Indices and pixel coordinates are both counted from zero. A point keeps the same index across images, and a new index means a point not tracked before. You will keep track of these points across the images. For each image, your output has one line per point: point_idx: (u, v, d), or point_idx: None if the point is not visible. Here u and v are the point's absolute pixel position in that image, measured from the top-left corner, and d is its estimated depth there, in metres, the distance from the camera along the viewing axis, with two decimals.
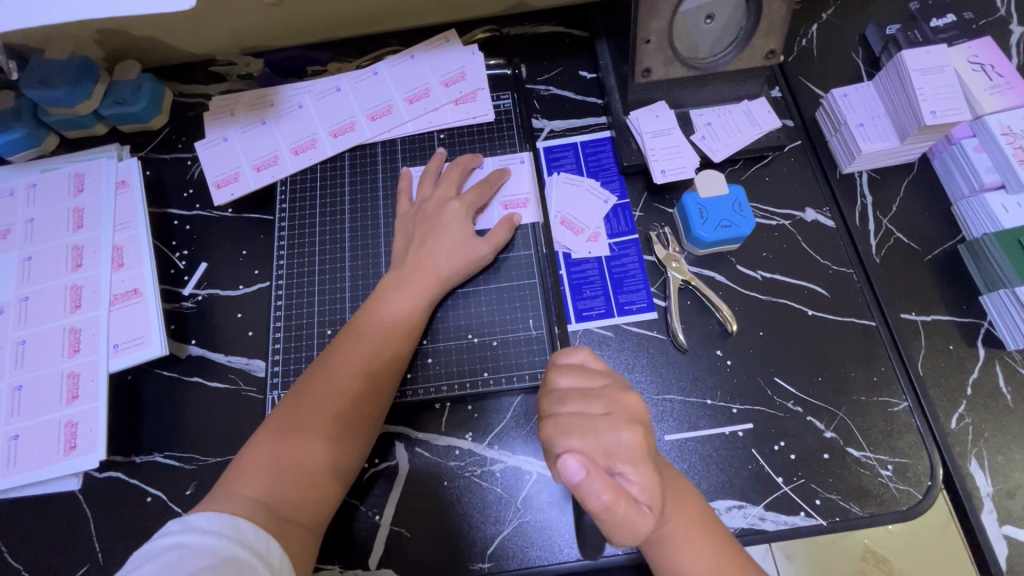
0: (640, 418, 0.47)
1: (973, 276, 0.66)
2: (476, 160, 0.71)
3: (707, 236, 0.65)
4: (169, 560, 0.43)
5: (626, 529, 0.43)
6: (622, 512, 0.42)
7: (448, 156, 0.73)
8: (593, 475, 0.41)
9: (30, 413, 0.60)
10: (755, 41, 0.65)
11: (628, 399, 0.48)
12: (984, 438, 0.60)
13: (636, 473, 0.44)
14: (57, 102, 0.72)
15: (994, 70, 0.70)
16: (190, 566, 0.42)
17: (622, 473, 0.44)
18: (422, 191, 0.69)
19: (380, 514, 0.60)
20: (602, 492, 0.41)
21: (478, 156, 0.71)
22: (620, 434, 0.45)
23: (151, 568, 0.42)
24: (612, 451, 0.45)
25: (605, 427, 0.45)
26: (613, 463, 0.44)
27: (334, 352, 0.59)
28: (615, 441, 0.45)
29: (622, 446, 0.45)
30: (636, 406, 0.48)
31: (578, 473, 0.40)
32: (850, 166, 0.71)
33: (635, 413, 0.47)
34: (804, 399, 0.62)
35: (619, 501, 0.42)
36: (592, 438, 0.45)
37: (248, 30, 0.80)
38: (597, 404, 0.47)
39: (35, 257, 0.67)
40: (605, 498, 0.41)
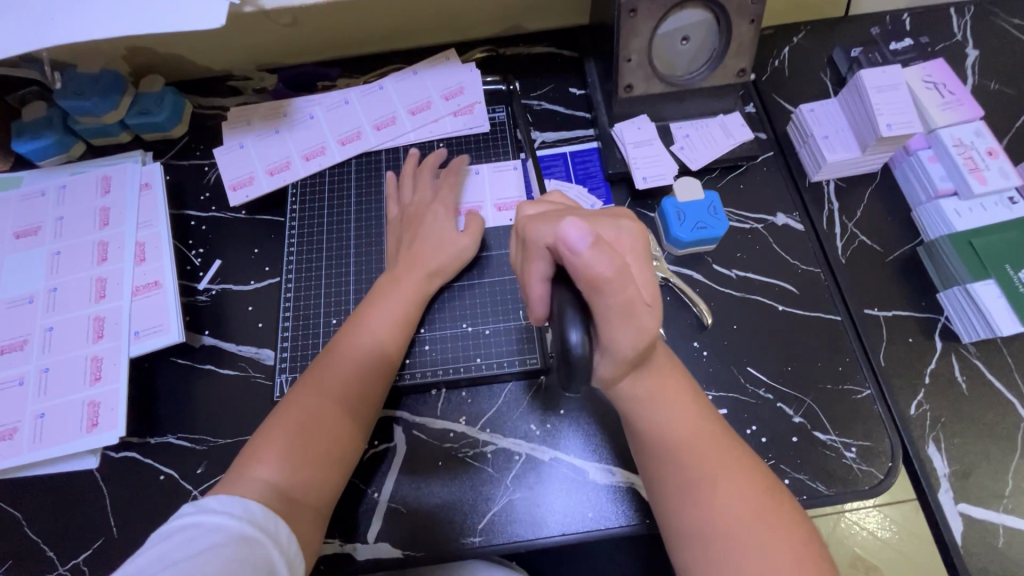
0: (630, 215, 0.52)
1: (931, 275, 0.71)
2: (458, 166, 0.76)
3: (684, 237, 0.71)
4: (186, 537, 0.47)
5: (629, 322, 0.43)
6: (628, 293, 0.41)
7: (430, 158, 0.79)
8: (597, 245, 0.40)
9: (55, 393, 0.65)
10: (726, 61, 0.72)
11: (617, 211, 0.52)
12: (940, 423, 0.64)
13: (638, 264, 0.47)
14: (88, 111, 0.78)
15: (945, 89, 0.76)
16: (205, 543, 0.46)
17: (631, 263, 0.47)
18: (403, 192, 0.75)
19: (379, 492, 0.65)
20: (605, 259, 0.40)
21: (464, 158, 0.77)
22: (619, 224, 0.49)
23: (169, 545, 0.46)
24: (616, 239, 0.48)
25: (604, 220, 0.49)
26: (622, 250, 0.48)
27: (336, 345, 0.64)
28: (618, 231, 0.48)
29: (623, 235, 0.48)
30: (623, 211, 0.52)
31: (581, 240, 0.40)
32: (817, 175, 0.76)
33: (631, 219, 0.50)
34: (774, 386, 0.67)
35: (620, 271, 0.41)
36: (593, 225, 0.48)
37: (265, 48, 0.87)
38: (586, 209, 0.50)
39: (63, 252, 0.73)
40: (607, 265, 0.40)
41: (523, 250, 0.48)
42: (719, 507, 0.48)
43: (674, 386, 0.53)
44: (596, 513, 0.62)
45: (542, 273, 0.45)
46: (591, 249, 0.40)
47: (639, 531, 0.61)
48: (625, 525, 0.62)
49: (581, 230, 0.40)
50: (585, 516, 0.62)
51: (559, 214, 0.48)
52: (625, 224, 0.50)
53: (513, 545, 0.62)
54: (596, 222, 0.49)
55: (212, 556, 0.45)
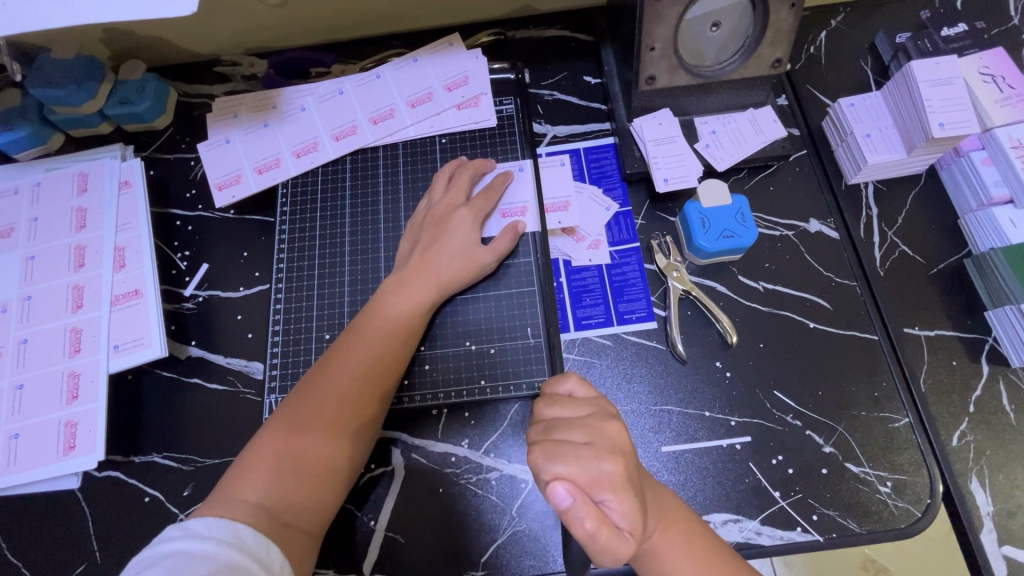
0: (621, 448, 0.46)
1: (979, 292, 0.65)
2: (487, 165, 0.70)
3: (709, 246, 0.65)
4: (170, 565, 0.42)
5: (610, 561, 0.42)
6: (606, 541, 0.41)
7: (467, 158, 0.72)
8: (579, 500, 0.41)
9: (31, 412, 0.61)
10: (761, 50, 0.64)
11: (610, 427, 0.47)
12: (985, 456, 0.59)
13: (619, 503, 0.43)
14: (62, 101, 0.72)
15: (1004, 82, 0.69)
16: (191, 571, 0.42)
17: (606, 502, 0.43)
18: (434, 194, 0.69)
19: (375, 520, 0.60)
20: (586, 521, 0.40)
21: (489, 161, 0.71)
22: (601, 464, 0.44)
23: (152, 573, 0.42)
24: (594, 480, 0.43)
25: (587, 456, 0.44)
26: (596, 491, 0.43)
27: (335, 354, 0.59)
28: (597, 471, 0.43)
29: (604, 476, 0.43)
30: (617, 436, 0.47)
31: (564, 499, 0.40)
32: (855, 177, 0.70)
33: (616, 444, 0.46)
34: (803, 412, 0.62)
35: (603, 529, 0.41)
36: (576, 465, 0.43)
37: (252, 31, 0.80)
38: (576, 433, 0.46)
39: (38, 257, 0.68)
40: (589, 526, 0.40)
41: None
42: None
43: (686, 532, 0.49)
44: None
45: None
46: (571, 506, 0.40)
47: None
48: None
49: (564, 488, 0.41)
50: None
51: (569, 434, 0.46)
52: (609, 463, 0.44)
53: None
54: (580, 455, 0.44)
55: None
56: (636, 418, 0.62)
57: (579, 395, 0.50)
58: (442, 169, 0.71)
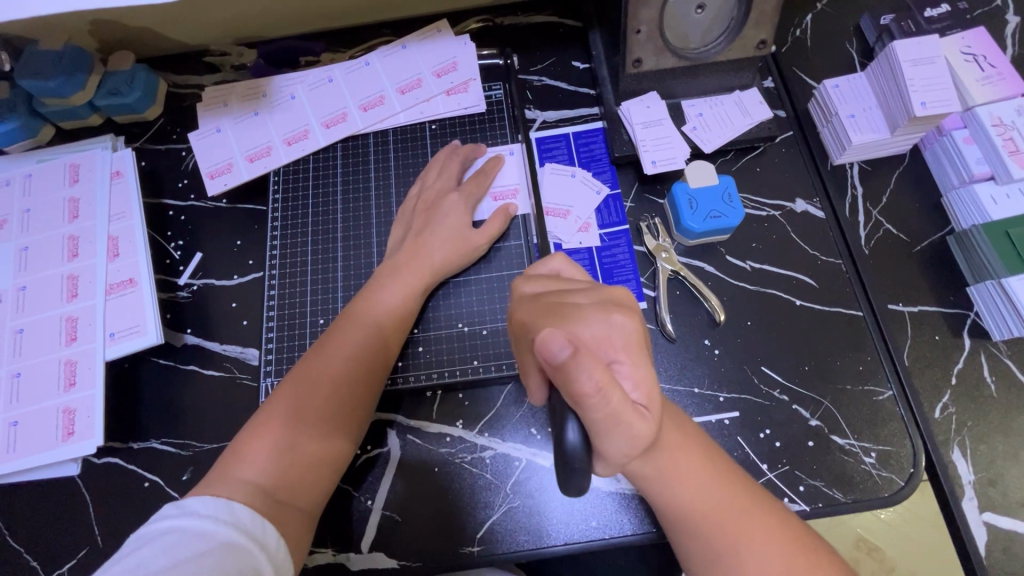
0: (627, 306, 0.45)
1: (961, 267, 0.66)
2: (477, 151, 0.71)
3: (696, 227, 0.66)
4: (167, 543, 0.43)
5: (619, 432, 0.39)
6: (615, 404, 0.38)
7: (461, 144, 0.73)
8: (580, 353, 0.36)
9: (29, 400, 0.62)
10: (746, 32, 0.65)
11: (611, 295, 0.46)
12: (966, 427, 0.61)
13: (630, 365, 0.42)
14: (51, 92, 0.72)
15: (986, 61, 0.70)
16: (187, 549, 0.43)
17: (617, 363, 0.42)
18: (424, 180, 0.70)
19: (372, 499, 0.62)
20: (591, 373, 0.36)
21: (480, 145, 0.72)
22: (610, 319, 0.43)
23: (149, 551, 0.43)
24: (602, 338, 0.42)
25: (594, 314, 0.43)
26: (603, 349, 0.42)
27: (330, 338, 0.60)
28: (605, 326, 0.42)
29: (614, 331, 0.42)
30: (622, 299, 0.46)
31: (562, 351, 0.36)
32: (840, 157, 0.71)
33: (619, 305, 0.45)
34: (790, 387, 0.63)
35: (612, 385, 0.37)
36: (581, 326, 0.42)
37: (241, 21, 0.80)
38: (578, 297, 0.46)
39: (32, 248, 0.68)
40: (597, 381, 0.37)
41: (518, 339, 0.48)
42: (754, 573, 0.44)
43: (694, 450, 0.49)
44: (600, 522, 0.60)
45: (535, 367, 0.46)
46: (572, 359, 0.36)
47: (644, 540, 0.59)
48: (629, 535, 0.59)
49: (561, 337, 0.36)
50: (587, 525, 0.60)
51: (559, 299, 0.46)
52: (619, 318, 0.43)
53: (512, 556, 0.59)
54: (585, 315, 0.43)
55: (193, 564, 0.42)
56: None
57: (567, 274, 0.50)
58: (433, 159, 0.72)
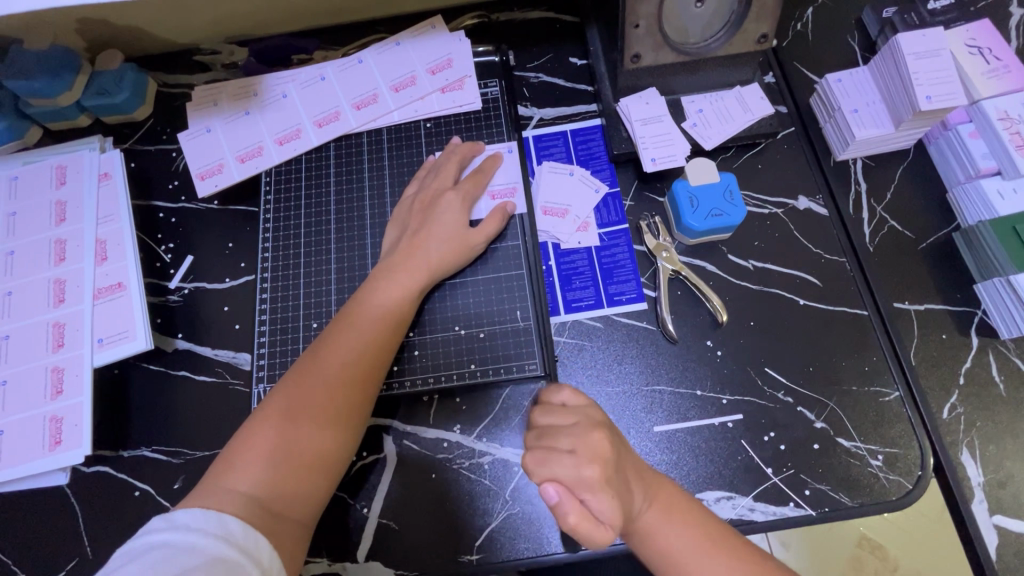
0: (604, 456, 0.46)
1: (968, 263, 0.65)
2: (476, 148, 0.69)
3: (697, 226, 0.64)
4: (155, 559, 0.42)
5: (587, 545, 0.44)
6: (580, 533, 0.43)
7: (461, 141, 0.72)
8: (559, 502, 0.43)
9: (15, 407, 0.60)
10: (747, 25, 0.63)
11: (596, 437, 0.48)
12: (975, 428, 0.60)
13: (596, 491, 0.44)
14: (39, 92, 0.71)
15: (991, 54, 0.69)
16: (175, 565, 0.42)
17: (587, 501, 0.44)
18: (421, 180, 0.68)
19: (368, 506, 0.60)
20: (567, 516, 0.43)
21: (478, 144, 0.70)
22: (581, 469, 0.45)
23: (137, 566, 0.41)
24: (576, 482, 0.45)
25: (568, 463, 0.46)
26: (578, 492, 0.45)
27: (324, 342, 0.58)
28: (574, 474, 0.45)
29: (582, 480, 0.45)
30: (605, 445, 0.47)
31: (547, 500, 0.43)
32: (843, 153, 0.69)
33: (599, 450, 0.47)
34: (794, 389, 0.62)
35: (582, 525, 0.43)
36: (559, 469, 0.46)
37: (231, 19, 0.78)
38: (563, 440, 0.48)
39: (18, 252, 0.67)
40: (571, 521, 0.43)
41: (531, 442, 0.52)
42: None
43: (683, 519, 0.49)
44: None
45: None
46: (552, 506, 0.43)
47: None
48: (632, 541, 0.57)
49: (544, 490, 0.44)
50: None
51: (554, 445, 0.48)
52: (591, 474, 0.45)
53: (512, 564, 0.58)
54: (557, 464, 0.46)
55: None
56: (628, 398, 0.62)
57: (570, 403, 0.51)
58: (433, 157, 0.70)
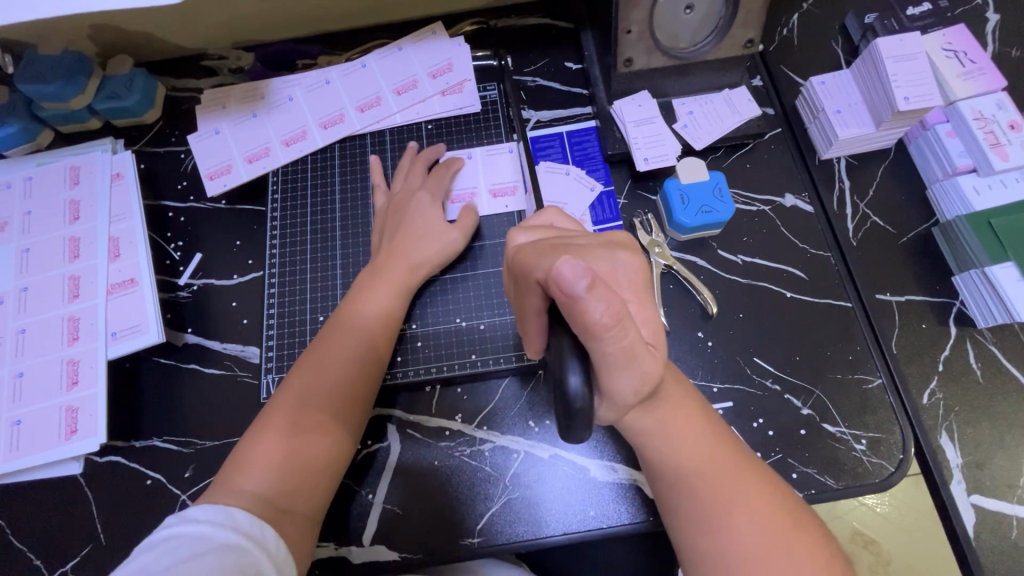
0: (625, 255, 0.44)
1: (946, 256, 0.68)
2: (438, 150, 0.72)
3: (688, 222, 0.67)
4: (167, 550, 0.44)
5: (625, 367, 0.38)
6: (626, 337, 0.36)
7: (446, 149, 0.74)
8: (597, 285, 0.34)
9: (32, 399, 0.62)
10: (733, 31, 0.67)
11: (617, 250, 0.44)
12: (954, 413, 0.62)
13: (637, 304, 0.43)
14: (51, 96, 0.73)
15: (966, 57, 0.72)
16: (187, 554, 0.44)
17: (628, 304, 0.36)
18: (395, 182, 0.72)
19: (373, 493, 0.62)
20: (606, 304, 0.34)
21: (437, 146, 0.73)
22: (616, 256, 0.44)
23: (152, 557, 0.44)
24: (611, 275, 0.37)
25: (599, 251, 0.44)
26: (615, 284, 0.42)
27: (319, 346, 0.61)
28: (613, 264, 0.43)
29: (619, 268, 0.43)
30: (622, 239, 0.47)
31: (579, 281, 0.34)
32: (827, 152, 0.72)
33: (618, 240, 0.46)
34: (782, 377, 0.64)
35: (623, 316, 0.35)
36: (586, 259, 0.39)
37: (238, 24, 0.81)
38: (579, 242, 0.45)
39: (33, 249, 0.69)
40: (607, 314, 0.34)
41: (516, 284, 0.44)
42: (739, 538, 0.45)
43: (689, 410, 0.50)
44: (597, 512, 0.61)
45: (537, 308, 0.41)
46: (590, 291, 0.34)
47: (642, 529, 0.60)
48: (627, 523, 0.60)
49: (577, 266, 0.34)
50: (584, 515, 0.61)
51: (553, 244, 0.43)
52: (623, 256, 0.44)
53: (512, 546, 0.60)
54: (592, 252, 0.43)
55: (194, 569, 0.42)
56: None
57: (561, 225, 0.51)
58: (402, 159, 0.74)
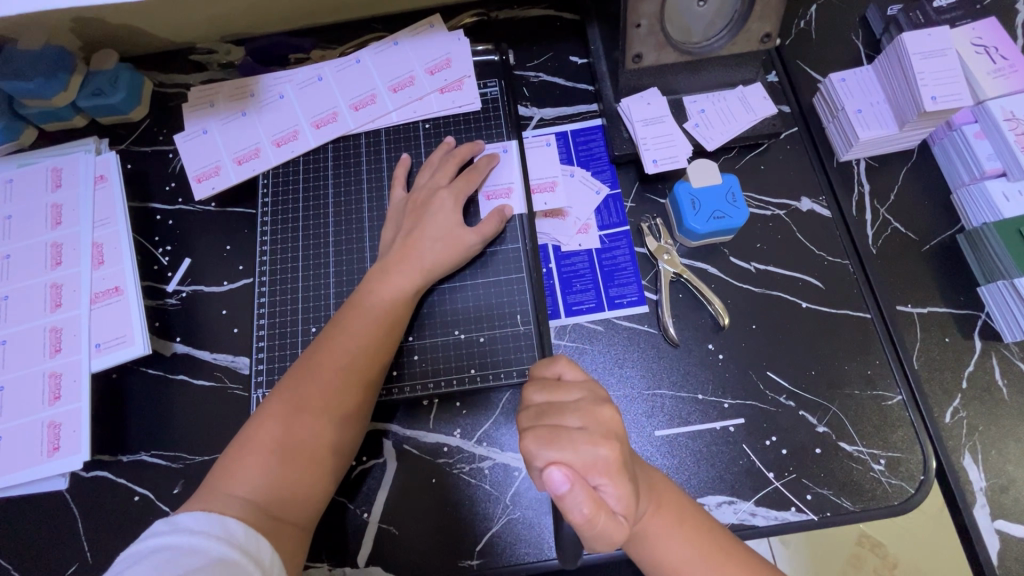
0: (616, 432, 0.44)
1: (972, 266, 0.64)
2: (477, 148, 0.69)
3: (699, 228, 0.64)
4: (158, 561, 0.42)
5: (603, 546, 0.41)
6: (601, 526, 0.39)
7: (456, 142, 0.71)
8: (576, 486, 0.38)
9: (13, 414, 0.60)
10: (749, 25, 0.62)
11: (604, 412, 0.45)
12: (978, 433, 0.59)
13: (615, 486, 0.41)
14: (32, 93, 0.70)
15: (997, 53, 0.68)
16: (180, 566, 0.41)
17: (603, 487, 0.41)
18: (417, 179, 0.68)
19: (369, 512, 0.60)
20: (583, 505, 0.38)
21: (478, 142, 0.69)
22: (596, 449, 0.42)
23: (140, 569, 0.41)
24: (589, 464, 0.41)
25: (584, 440, 0.42)
26: (591, 475, 0.41)
27: (320, 346, 0.58)
28: (592, 454, 0.41)
29: (599, 461, 0.42)
30: (613, 419, 0.45)
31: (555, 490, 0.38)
32: (847, 154, 0.69)
33: (610, 425, 0.44)
34: (796, 393, 0.61)
35: (600, 513, 0.39)
36: (570, 450, 0.42)
37: (226, 17, 0.77)
38: (571, 418, 0.44)
39: (14, 256, 0.66)
40: (586, 511, 0.38)
41: None
42: None
43: (679, 518, 0.48)
44: None
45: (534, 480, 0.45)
46: (569, 492, 0.38)
47: None
48: None
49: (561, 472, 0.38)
50: None
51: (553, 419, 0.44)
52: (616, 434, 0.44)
53: (513, 569, 0.58)
54: (573, 439, 0.42)
55: None
56: (630, 402, 0.62)
57: (569, 378, 0.48)
58: (431, 155, 0.70)
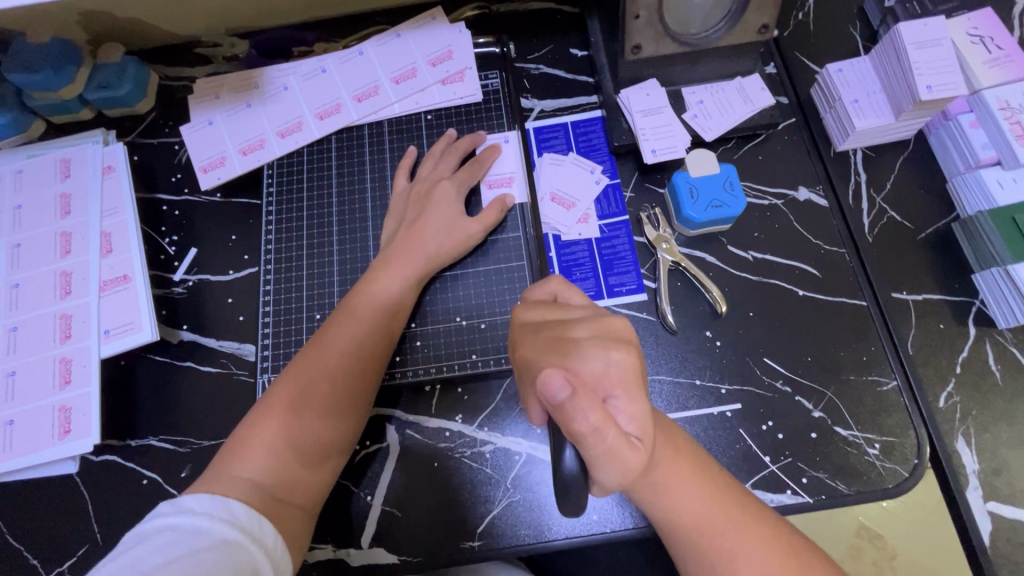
0: (626, 339, 0.44)
1: (967, 254, 0.65)
2: (479, 138, 0.70)
3: (697, 217, 0.65)
4: (162, 542, 0.43)
5: (614, 466, 0.40)
6: (611, 441, 0.38)
7: (458, 133, 0.72)
8: (579, 394, 0.38)
9: (25, 398, 0.61)
10: (747, 16, 0.63)
11: (611, 323, 0.45)
12: (971, 417, 0.60)
13: (627, 401, 0.41)
14: (42, 86, 0.71)
15: (993, 43, 0.69)
16: (184, 548, 0.43)
17: (614, 399, 0.41)
18: (421, 170, 0.69)
19: (372, 495, 0.61)
20: (588, 414, 0.37)
21: (480, 133, 0.71)
22: (608, 354, 0.42)
23: (144, 550, 0.42)
24: (598, 374, 0.41)
25: (592, 348, 0.43)
26: (600, 386, 0.41)
27: (326, 333, 0.59)
28: (602, 363, 0.42)
29: (611, 368, 0.42)
30: (623, 329, 0.45)
31: (561, 391, 0.37)
32: (843, 144, 0.69)
33: (619, 336, 0.44)
34: (793, 378, 0.62)
35: (609, 425, 0.38)
36: (577, 360, 0.42)
37: (231, 12, 0.78)
38: (579, 330, 0.45)
39: (24, 244, 0.67)
40: (593, 419, 0.37)
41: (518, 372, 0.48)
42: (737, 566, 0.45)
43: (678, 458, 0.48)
44: (601, 515, 0.59)
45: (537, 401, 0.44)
46: (571, 400, 0.37)
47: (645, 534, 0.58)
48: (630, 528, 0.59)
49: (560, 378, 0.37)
50: (588, 519, 0.59)
51: (557, 335, 0.45)
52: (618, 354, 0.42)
53: (513, 551, 0.59)
54: (583, 350, 0.42)
55: (190, 563, 0.41)
56: None
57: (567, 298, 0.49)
58: (432, 146, 0.71)
